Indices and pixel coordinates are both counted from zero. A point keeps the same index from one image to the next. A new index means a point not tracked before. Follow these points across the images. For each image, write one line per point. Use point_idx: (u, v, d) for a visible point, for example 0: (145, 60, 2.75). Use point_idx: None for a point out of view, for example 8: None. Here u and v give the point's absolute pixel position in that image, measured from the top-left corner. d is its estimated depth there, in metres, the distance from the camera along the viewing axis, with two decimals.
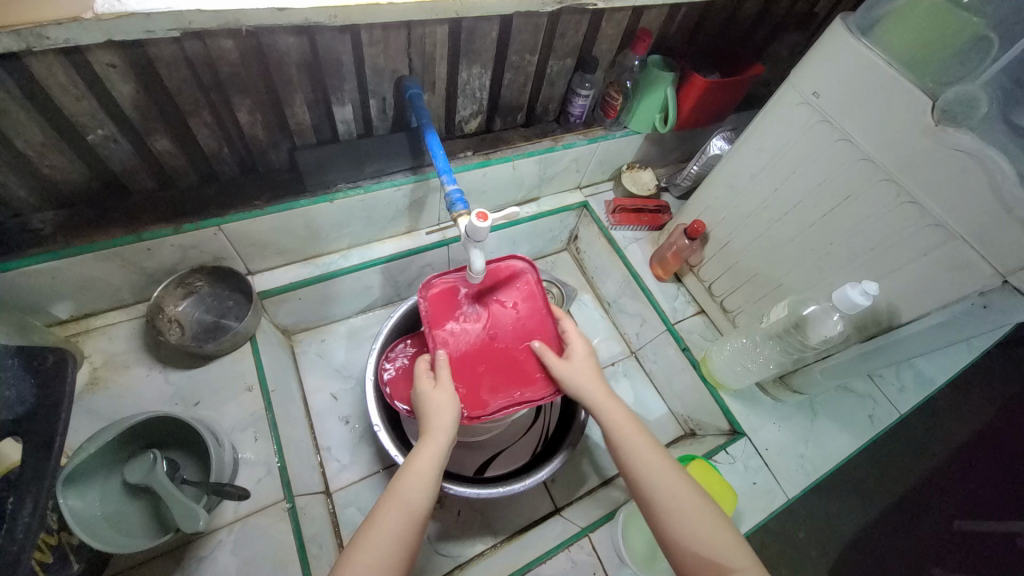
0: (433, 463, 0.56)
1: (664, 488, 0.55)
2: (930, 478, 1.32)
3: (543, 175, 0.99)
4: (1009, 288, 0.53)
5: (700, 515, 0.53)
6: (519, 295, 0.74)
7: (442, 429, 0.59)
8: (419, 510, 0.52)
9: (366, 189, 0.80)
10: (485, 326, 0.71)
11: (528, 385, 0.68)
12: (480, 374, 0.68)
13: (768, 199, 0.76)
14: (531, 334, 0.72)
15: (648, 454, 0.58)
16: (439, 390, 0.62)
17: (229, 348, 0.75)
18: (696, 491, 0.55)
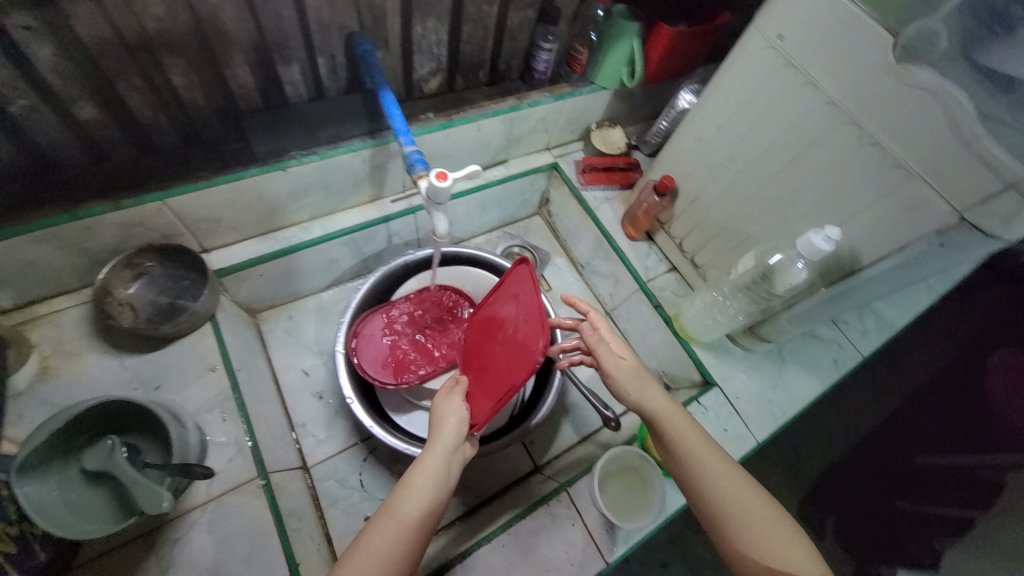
0: (434, 470, 0.53)
1: (736, 499, 0.52)
2: (890, 418, 1.44)
3: (509, 136, 0.95)
4: (966, 225, 0.54)
5: (774, 526, 0.51)
6: (515, 281, 0.64)
7: (445, 439, 0.55)
8: (417, 519, 0.50)
9: (321, 155, 0.75)
10: (497, 330, 0.66)
11: (519, 371, 0.56)
12: (489, 376, 0.63)
13: (735, 150, 0.75)
14: (525, 318, 0.60)
15: (716, 465, 0.54)
16: (447, 398, 0.59)
17: (189, 329, 0.72)
18: (767, 501, 0.53)
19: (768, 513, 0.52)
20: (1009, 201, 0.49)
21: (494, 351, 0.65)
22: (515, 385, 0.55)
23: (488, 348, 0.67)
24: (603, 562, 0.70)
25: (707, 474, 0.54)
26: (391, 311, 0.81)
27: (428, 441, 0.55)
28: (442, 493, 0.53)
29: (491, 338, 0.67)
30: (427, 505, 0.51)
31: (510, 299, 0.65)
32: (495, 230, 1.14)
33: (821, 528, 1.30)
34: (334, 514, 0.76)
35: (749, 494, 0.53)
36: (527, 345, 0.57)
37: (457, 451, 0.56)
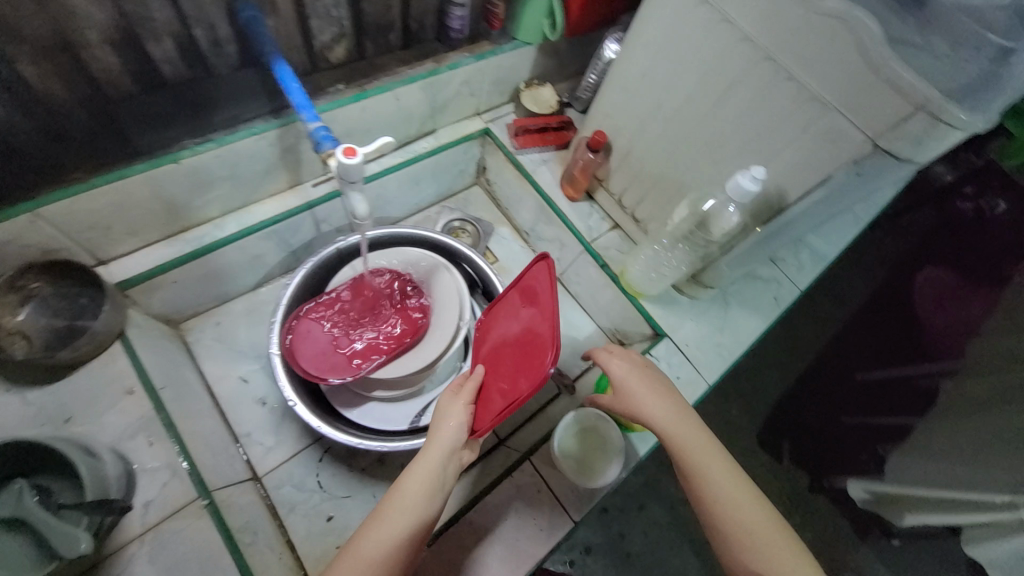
0: (430, 472, 0.56)
1: (743, 516, 0.57)
2: (833, 345, 1.56)
3: (433, 104, 0.89)
4: (880, 151, 0.54)
5: (775, 540, 0.56)
6: (533, 290, 0.63)
7: (442, 440, 0.58)
8: (411, 518, 0.54)
9: (218, 141, 0.67)
10: (506, 333, 0.66)
11: (527, 383, 0.56)
12: (495, 380, 0.62)
13: (662, 97, 0.74)
14: (537, 329, 0.60)
15: (727, 484, 0.58)
16: (454, 401, 0.62)
17: (94, 351, 0.65)
18: (770, 516, 0.57)
19: (771, 530, 0.56)
20: (917, 123, 0.50)
21: (503, 355, 0.64)
22: (521, 397, 0.55)
23: (495, 350, 0.66)
24: (572, 522, 0.73)
25: (719, 493, 0.58)
26: (325, 303, 0.76)
27: (427, 443, 0.59)
28: (435, 496, 0.56)
29: (499, 340, 0.66)
30: (417, 507, 0.54)
31: (524, 306, 0.64)
32: (433, 205, 1.09)
33: (780, 451, 1.41)
34: (294, 520, 0.73)
35: (754, 510, 0.57)
36: (537, 358, 0.57)
37: (455, 454, 0.59)
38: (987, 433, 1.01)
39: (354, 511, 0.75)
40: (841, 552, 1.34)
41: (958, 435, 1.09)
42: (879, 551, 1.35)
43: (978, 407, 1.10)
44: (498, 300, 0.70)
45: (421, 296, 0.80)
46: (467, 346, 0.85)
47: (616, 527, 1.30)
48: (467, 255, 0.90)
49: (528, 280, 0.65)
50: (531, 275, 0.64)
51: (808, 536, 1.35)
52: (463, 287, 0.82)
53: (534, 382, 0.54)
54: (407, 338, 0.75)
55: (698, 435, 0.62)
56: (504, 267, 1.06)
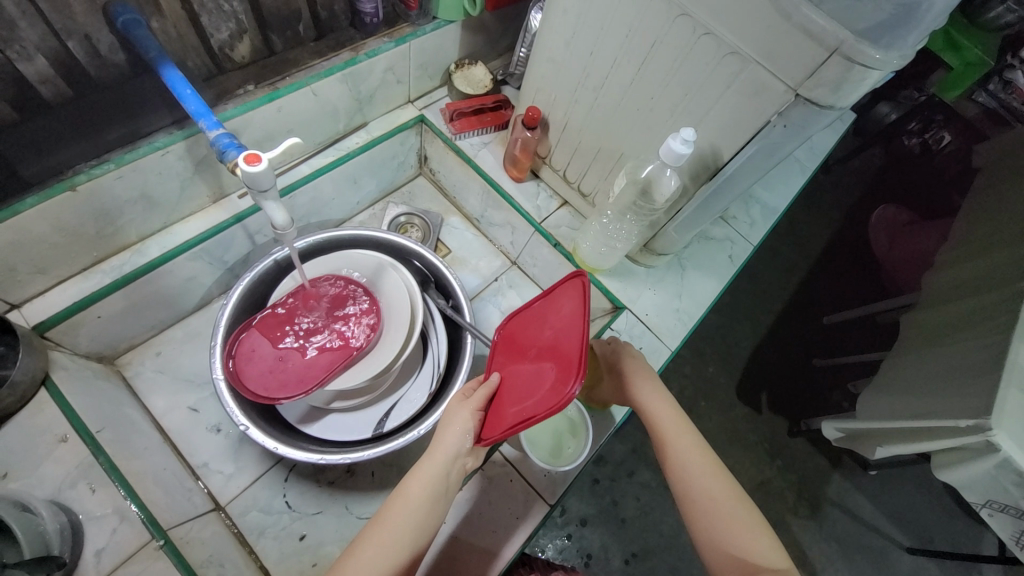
0: (432, 479, 0.56)
1: (712, 492, 0.58)
2: (798, 294, 1.60)
3: (358, 96, 0.85)
4: (802, 101, 0.53)
5: (742, 520, 0.56)
6: (567, 304, 0.57)
7: (444, 448, 0.57)
8: (413, 524, 0.54)
9: (117, 162, 0.62)
10: (528, 345, 0.60)
11: (542, 402, 0.51)
12: (509, 392, 0.58)
13: (589, 64, 0.72)
14: (563, 346, 0.53)
15: (697, 461, 0.59)
16: (461, 407, 0.60)
17: (17, 404, 0.60)
18: (739, 496, 0.58)
19: (739, 508, 0.56)
20: (834, 68, 0.49)
21: (521, 367, 0.59)
22: (532, 417, 0.50)
23: (514, 360, 0.61)
24: (547, 505, 0.73)
25: (689, 469, 0.59)
26: (267, 319, 0.71)
27: (431, 448, 0.58)
28: (438, 503, 0.56)
29: (519, 350, 0.61)
30: (422, 516, 0.54)
31: (554, 319, 0.58)
32: (378, 202, 1.05)
33: (757, 403, 1.45)
34: (265, 543, 0.73)
35: (724, 488, 0.58)
36: (558, 378, 0.50)
37: (455, 463, 0.58)
38: (948, 360, 1.04)
39: (327, 527, 0.74)
40: (823, 490, 1.39)
41: (922, 365, 1.12)
42: (858, 484, 1.41)
43: (937, 336, 1.14)
44: (525, 309, 0.64)
45: (370, 300, 0.74)
46: (425, 343, 0.84)
47: (609, 497, 1.31)
48: (417, 252, 0.87)
49: (562, 292, 0.59)
50: (569, 287, 0.58)
51: (791, 479, 1.39)
52: (414, 286, 0.79)
53: (549, 404, 0.48)
54: (359, 346, 0.70)
55: (677, 416, 0.64)
56: (458, 258, 1.04)
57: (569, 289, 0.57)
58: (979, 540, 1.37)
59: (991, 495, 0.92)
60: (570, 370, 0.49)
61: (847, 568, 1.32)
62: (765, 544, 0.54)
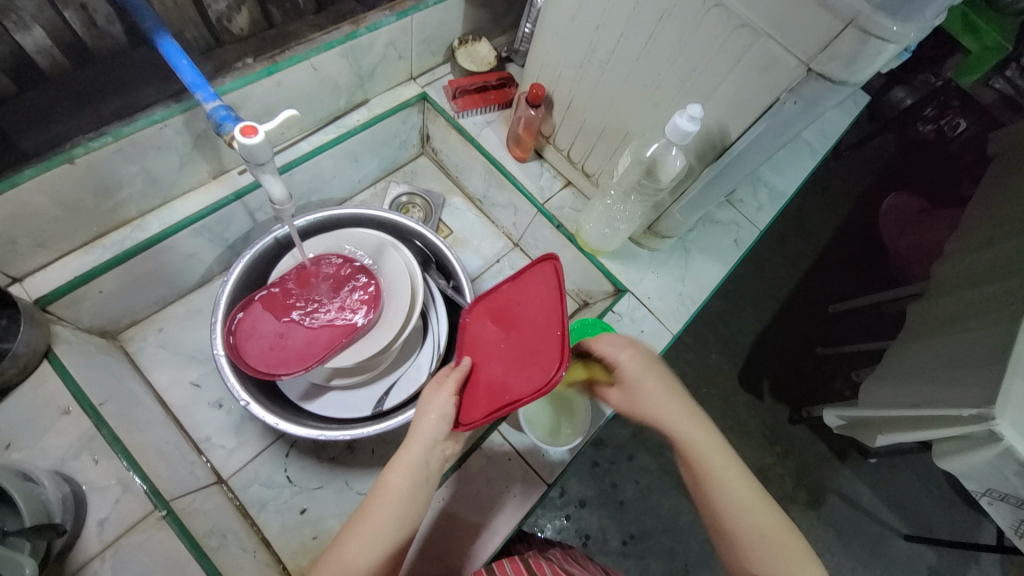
0: (411, 469, 0.54)
1: (752, 520, 0.54)
2: (805, 282, 1.58)
3: (359, 72, 0.83)
4: (814, 76, 0.51)
5: (785, 546, 0.53)
6: (541, 288, 0.58)
7: (422, 434, 0.56)
8: (396, 516, 0.52)
9: (115, 134, 0.61)
10: (502, 327, 0.60)
11: (527, 385, 0.52)
12: (485, 376, 0.58)
13: (596, 39, 0.70)
14: (543, 329, 0.55)
15: (722, 469, 0.56)
16: (436, 392, 0.58)
17: (20, 376, 0.61)
18: (778, 519, 0.55)
19: (780, 532, 0.54)
20: (849, 41, 0.47)
21: (496, 352, 0.59)
22: (520, 400, 0.50)
23: (487, 345, 0.60)
24: (545, 484, 0.74)
25: (730, 499, 0.55)
26: (267, 297, 0.71)
27: (408, 438, 0.56)
28: (421, 491, 0.55)
29: (493, 334, 0.60)
30: (404, 507, 0.53)
31: (528, 303, 0.58)
32: (379, 181, 1.04)
33: (759, 390, 1.45)
34: (266, 516, 0.74)
35: (764, 513, 0.55)
36: (541, 361, 0.52)
37: (433, 448, 0.56)
38: (954, 349, 1.03)
39: (328, 501, 0.76)
40: (823, 477, 1.40)
41: (927, 353, 1.11)
42: (858, 472, 1.41)
43: (944, 326, 1.13)
44: (492, 292, 0.64)
45: (370, 278, 0.74)
46: (425, 323, 0.84)
47: (608, 480, 1.32)
48: (419, 232, 0.86)
49: (534, 275, 0.59)
50: (541, 274, 0.59)
51: (791, 466, 1.40)
52: (414, 265, 0.79)
53: (537, 387, 0.50)
54: (359, 325, 0.70)
55: (707, 436, 0.59)
56: (459, 239, 1.03)
57: (543, 274, 0.58)
58: (978, 529, 1.38)
59: (992, 484, 0.91)
60: (556, 354, 0.51)
61: (844, 554, 1.33)
62: (809, 568, 0.53)
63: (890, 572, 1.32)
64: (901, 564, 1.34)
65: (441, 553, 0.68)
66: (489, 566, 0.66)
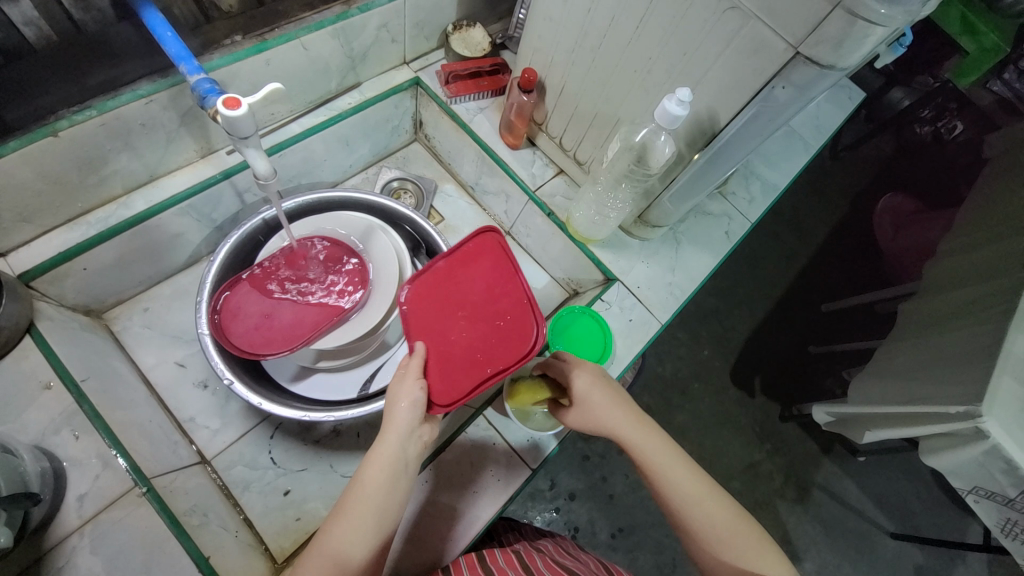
0: (390, 463, 0.53)
1: (709, 521, 0.55)
2: (797, 280, 1.58)
3: (351, 53, 0.83)
4: (801, 60, 0.51)
5: (748, 542, 0.54)
6: (487, 260, 0.60)
7: (398, 425, 0.54)
8: (379, 511, 0.52)
9: (99, 108, 0.61)
10: (452, 302, 0.59)
11: (507, 352, 0.55)
12: (452, 354, 0.56)
13: (587, 23, 0.70)
14: (503, 297, 0.58)
15: (685, 476, 0.57)
16: (402, 380, 0.55)
17: (2, 348, 0.61)
18: (734, 509, 0.56)
19: (736, 525, 0.55)
20: (836, 23, 0.47)
21: (456, 328, 0.57)
22: (508, 367, 0.54)
23: (440, 324, 0.58)
24: (528, 469, 0.75)
25: (685, 501, 0.55)
26: (254, 278, 0.70)
27: (383, 428, 0.55)
28: (400, 482, 0.54)
29: (445, 312, 0.58)
30: (383, 499, 0.52)
31: (474, 275, 0.60)
32: (371, 166, 1.04)
33: (750, 386, 1.46)
34: (249, 498, 0.74)
35: (723, 513, 0.55)
36: (515, 327, 0.56)
37: (412, 436, 0.55)
38: (945, 347, 1.03)
39: (312, 483, 0.76)
40: (811, 474, 1.40)
41: (917, 352, 1.12)
42: (845, 468, 1.42)
43: (934, 325, 1.13)
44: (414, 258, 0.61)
45: (358, 261, 0.74)
46: None
47: (597, 473, 1.33)
48: (409, 218, 0.86)
49: (475, 247, 0.61)
50: (482, 247, 0.61)
51: (779, 463, 1.40)
52: (402, 249, 0.79)
53: (522, 350, 0.55)
54: (345, 307, 0.70)
55: (659, 441, 0.59)
56: (450, 226, 1.03)
57: (485, 244, 0.61)
58: (965, 528, 1.38)
59: (978, 482, 0.92)
60: (529, 317, 0.57)
61: (830, 550, 1.34)
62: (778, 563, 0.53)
63: (876, 569, 1.33)
64: (888, 562, 1.34)
65: (428, 538, 0.68)
66: (479, 554, 0.66)
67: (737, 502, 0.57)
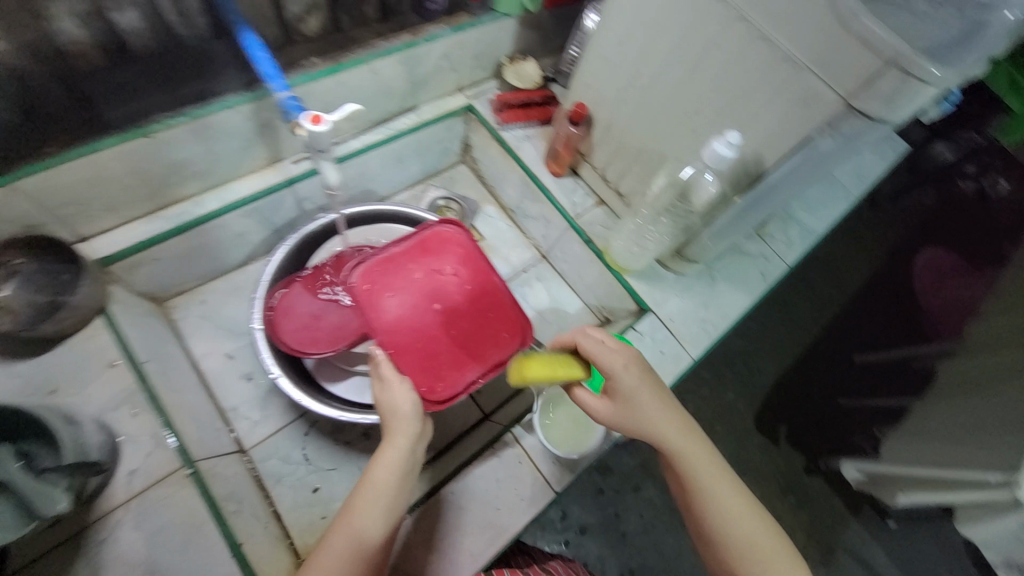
0: (398, 463, 0.55)
1: (745, 531, 0.55)
2: (829, 328, 1.55)
3: (413, 79, 0.89)
4: (853, 112, 0.53)
5: (774, 557, 0.54)
6: (450, 256, 0.70)
7: (403, 426, 0.57)
8: (388, 508, 0.54)
9: (190, 115, 0.67)
10: (427, 299, 0.66)
11: (489, 351, 0.66)
12: (433, 351, 0.64)
13: (640, 64, 0.74)
14: (479, 296, 0.68)
15: (722, 484, 0.56)
16: (393, 386, 0.59)
17: (76, 325, 0.65)
18: (766, 524, 0.56)
19: (765, 539, 0.55)
20: (890, 81, 0.49)
21: (434, 325, 0.65)
22: (496, 366, 0.66)
23: (416, 321, 0.65)
24: (553, 493, 0.73)
25: (719, 509, 0.55)
26: (307, 279, 0.75)
27: (390, 430, 0.57)
28: (408, 481, 0.56)
29: (420, 309, 0.66)
30: (394, 497, 0.54)
31: (443, 273, 0.69)
32: (418, 184, 1.09)
33: (775, 433, 1.42)
34: (281, 491, 0.76)
35: (754, 527, 0.55)
36: (493, 326, 0.67)
37: (417, 437, 0.58)
38: (983, 410, 0.99)
39: (341, 482, 0.78)
40: (835, 533, 1.34)
41: (955, 414, 1.07)
42: (872, 531, 1.35)
43: (973, 387, 1.09)
44: (389, 260, 0.68)
45: None
46: None
47: (611, 509, 1.30)
48: None
49: (438, 241, 0.70)
50: (447, 245, 0.70)
51: (803, 517, 1.35)
52: None
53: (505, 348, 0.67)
54: None
55: (701, 447, 0.58)
56: (489, 246, 1.06)
57: (449, 241, 0.71)
58: None
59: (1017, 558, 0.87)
60: (505, 316, 0.68)
61: None
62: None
63: None
64: None
65: None
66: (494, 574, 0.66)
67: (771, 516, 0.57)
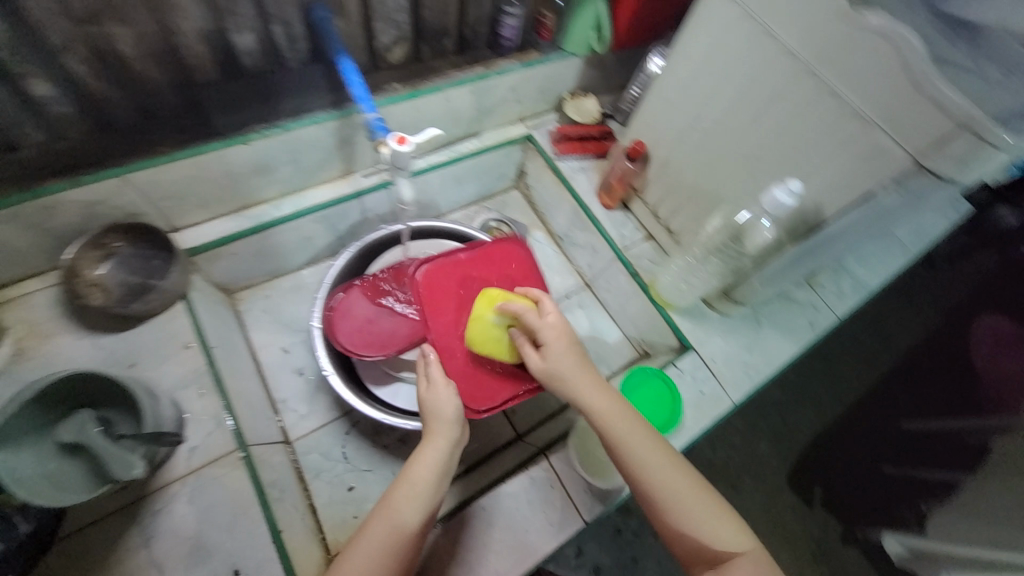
0: (436, 464, 0.57)
1: (672, 489, 0.57)
2: (876, 388, 1.48)
3: (480, 108, 0.94)
4: (923, 170, 0.54)
5: (700, 509, 0.57)
6: (509, 272, 0.74)
7: (444, 429, 0.59)
8: (422, 506, 0.55)
9: (285, 127, 0.75)
10: None
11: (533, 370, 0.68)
12: (482, 361, 0.67)
13: (703, 108, 0.76)
14: None
15: (647, 450, 0.58)
16: (439, 390, 0.61)
17: (159, 306, 0.71)
18: (692, 481, 0.58)
19: (693, 495, 0.57)
20: (962, 143, 0.50)
21: None
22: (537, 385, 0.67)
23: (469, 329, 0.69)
24: (582, 522, 0.72)
25: (645, 474, 0.57)
26: (366, 285, 0.80)
27: (431, 431, 0.59)
28: (443, 483, 0.58)
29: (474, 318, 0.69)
30: (430, 496, 0.56)
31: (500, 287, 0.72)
32: (472, 205, 1.14)
33: (810, 494, 1.35)
34: (318, 485, 0.79)
35: (680, 486, 0.57)
36: None
37: (456, 441, 0.60)
38: None
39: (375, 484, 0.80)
40: None
41: None
42: None
43: None
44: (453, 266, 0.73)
45: None
46: None
47: (628, 552, 1.26)
48: None
49: (499, 255, 0.75)
50: (508, 261, 0.74)
51: None
52: None
53: None
54: None
55: (625, 415, 0.59)
56: None
57: (510, 259, 0.75)
58: None
59: None
60: None
61: None
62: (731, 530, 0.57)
63: None
64: None
65: None
66: None
67: (694, 471, 0.59)
